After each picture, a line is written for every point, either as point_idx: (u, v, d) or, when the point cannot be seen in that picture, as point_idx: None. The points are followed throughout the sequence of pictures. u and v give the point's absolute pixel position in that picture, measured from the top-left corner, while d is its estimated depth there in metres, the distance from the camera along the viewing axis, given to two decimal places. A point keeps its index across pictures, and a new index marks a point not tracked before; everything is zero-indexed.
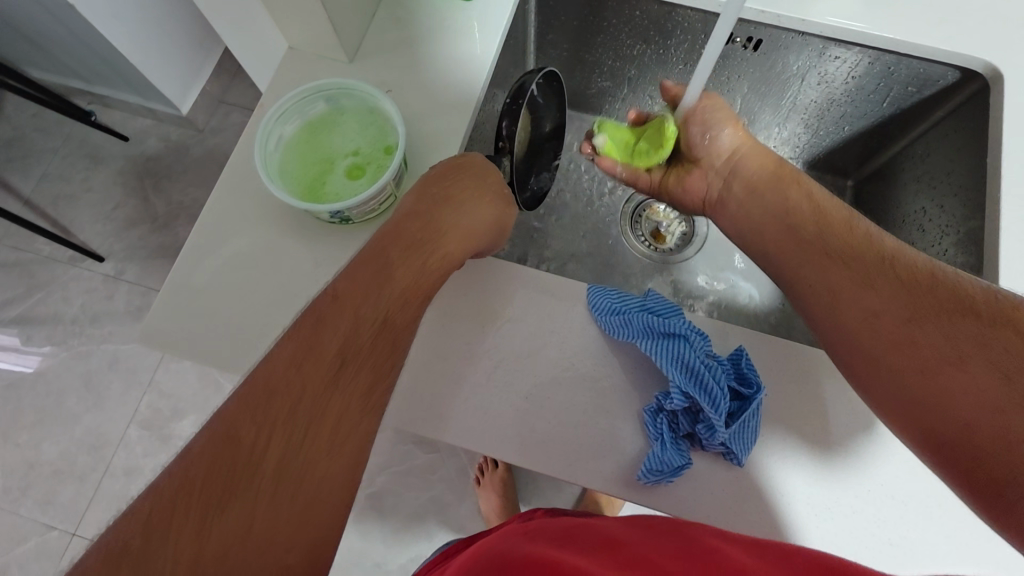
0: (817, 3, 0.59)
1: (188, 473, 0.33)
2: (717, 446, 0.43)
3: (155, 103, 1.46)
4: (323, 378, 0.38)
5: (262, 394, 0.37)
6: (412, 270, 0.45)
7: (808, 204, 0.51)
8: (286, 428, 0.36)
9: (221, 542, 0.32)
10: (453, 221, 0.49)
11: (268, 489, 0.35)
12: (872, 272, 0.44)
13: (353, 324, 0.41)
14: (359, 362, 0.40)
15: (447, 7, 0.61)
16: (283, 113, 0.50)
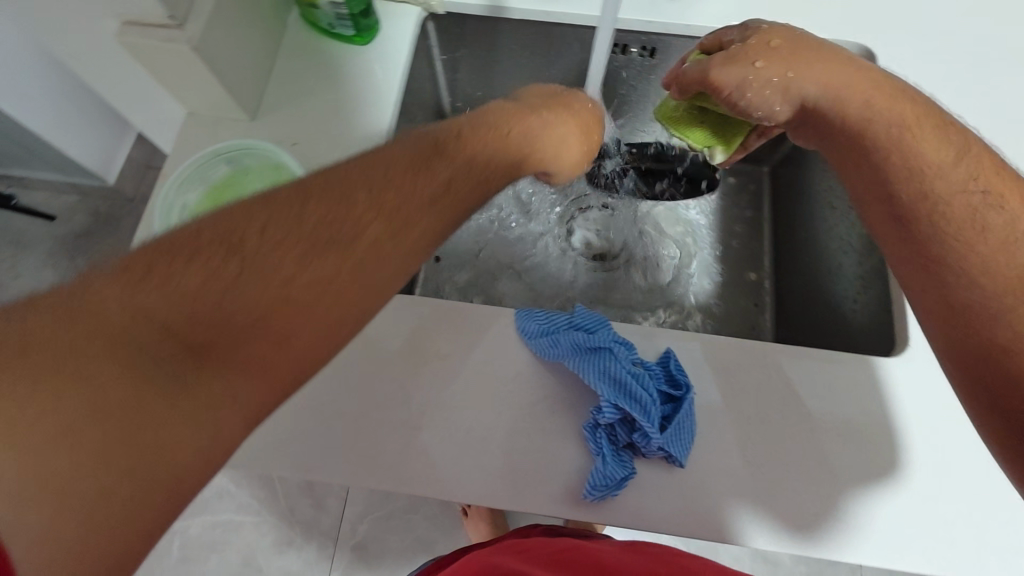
0: (701, 10, 0.62)
1: (248, 237, 0.31)
2: (657, 452, 0.43)
3: (78, 177, 1.41)
4: (399, 214, 0.35)
5: (348, 203, 0.33)
6: (499, 143, 0.42)
7: (895, 123, 0.43)
8: (350, 243, 0.33)
9: (255, 314, 0.30)
10: (534, 128, 0.45)
11: (313, 297, 0.31)
12: (963, 241, 0.39)
13: (444, 174, 0.37)
14: (429, 212, 0.36)
15: (344, 53, 0.61)
16: (184, 181, 0.50)
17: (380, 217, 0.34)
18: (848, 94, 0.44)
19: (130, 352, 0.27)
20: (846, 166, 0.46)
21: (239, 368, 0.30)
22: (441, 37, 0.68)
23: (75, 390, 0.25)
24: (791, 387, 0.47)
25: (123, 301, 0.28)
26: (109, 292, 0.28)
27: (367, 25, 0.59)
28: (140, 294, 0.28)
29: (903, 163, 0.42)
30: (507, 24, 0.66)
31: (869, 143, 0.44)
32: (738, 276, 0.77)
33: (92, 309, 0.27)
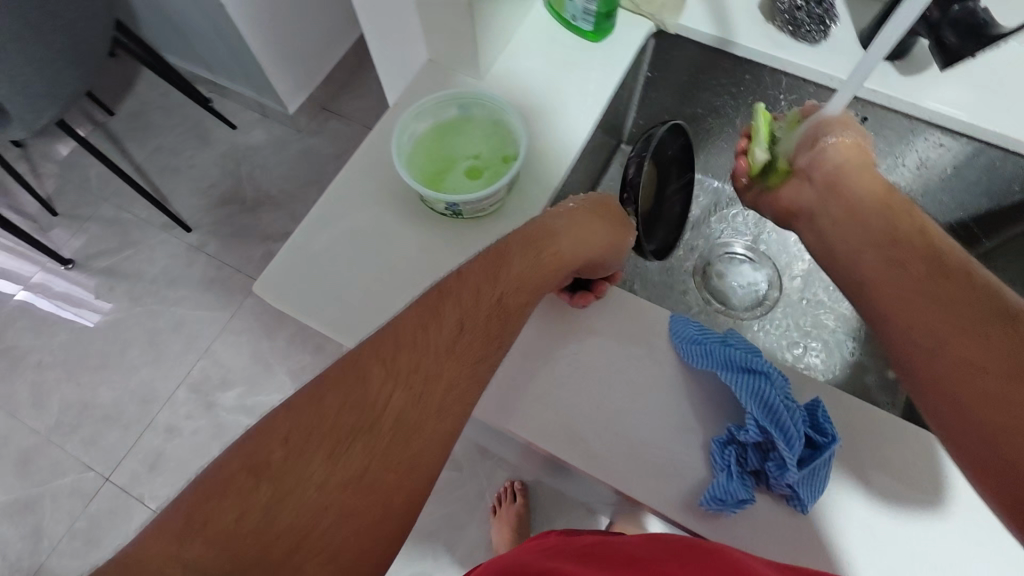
0: (933, 91, 0.61)
1: (324, 409, 0.37)
2: (784, 488, 0.43)
3: (268, 101, 1.73)
4: (444, 347, 0.42)
5: (404, 348, 0.41)
6: (533, 256, 0.49)
7: (879, 211, 0.52)
8: (417, 385, 0.40)
9: (344, 470, 0.35)
10: (564, 233, 0.51)
11: (388, 435, 0.38)
12: (936, 292, 0.43)
13: (475, 288, 0.45)
14: (469, 337, 0.43)
15: (574, 45, 0.66)
16: (420, 113, 0.55)
17: (427, 380, 0.40)
18: (858, 164, 0.56)
19: (253, 526, 0.33)
20: (841, 260, 0.53)
21: (349, 492, 0.35)
22: (655, 56, 0.72)
23: (212, 549, 0.32)
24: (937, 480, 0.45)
25: (223, 513, 0.33)
26: (213, 495, 0.34)
27: (605, 26, 0.64)
28: (233, 501, 0.33)
29: (903, 233, 0.49)
30: (726, 59, 0.68)
31: (874, 236, 0.50)
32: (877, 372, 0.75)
33: (199, 519, 0.33)
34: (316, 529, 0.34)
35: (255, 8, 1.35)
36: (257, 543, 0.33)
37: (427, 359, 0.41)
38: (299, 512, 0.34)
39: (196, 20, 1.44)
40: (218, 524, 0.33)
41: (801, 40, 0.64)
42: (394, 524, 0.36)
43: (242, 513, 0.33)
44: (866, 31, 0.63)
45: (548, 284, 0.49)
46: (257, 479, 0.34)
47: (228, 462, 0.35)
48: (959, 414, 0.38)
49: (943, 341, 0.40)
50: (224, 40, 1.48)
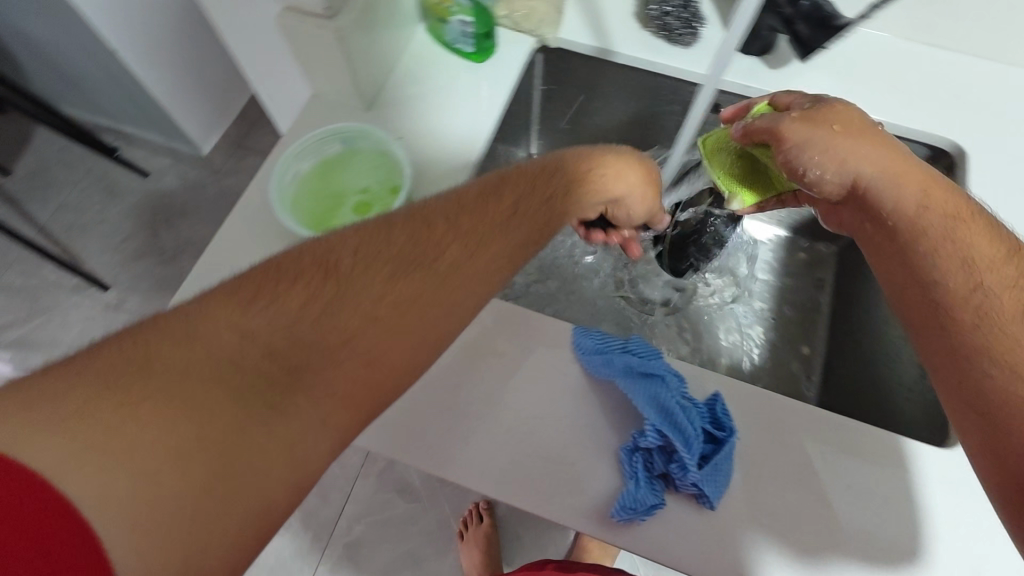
0: (799, 83, 0.65)
1: (361, 266, 0.39)
2: (691, 487, 0.44)
3: (178, 142, 1.66)
4: (481, 222, 0.43)
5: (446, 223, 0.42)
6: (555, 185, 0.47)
7: (942, 215, 0.44)
8: (447, 257, 0.41)
9: (365, 320, 0.38)
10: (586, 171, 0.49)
11: (416, 300, 0.40)
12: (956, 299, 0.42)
13: (512, 188, 0.45)
14: (498, 232, 0.43)
15: (458, 67, 0.66)
16: (301, 152, 0.54)
17: (461, 248, 0.42)
18: (903, 171, 0.45)
19: (275, 341, 0.36)
20: (884, 262, 0.47)
21: (365, 348, 0.38)
22: (545, 70, 0.73)
23: (234, 339, 0.35)
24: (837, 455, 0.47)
25: (256, 314, 0.36)
26: (248, 296, 0.37)
27: (486, 46, 0.65)
28: (267, 314, 0.36)
29: (931, 236, 0.44)
30: (610, 67, 0.70)
31: (918, 232, 0.44)
32: (792, 352, 0.79)
33: (233, 310, 0.36)
34: (340, 376, 0.37)
35: (147, 52, 1.29)
36: (286, 389, 0.35)
37: (466, 233, 0.42)
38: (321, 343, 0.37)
39: (84, 68, 1.36)
40: (264, 311, 0.36)
41: (675, 44, 0.67)
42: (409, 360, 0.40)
43: (266, 329, 0.36)
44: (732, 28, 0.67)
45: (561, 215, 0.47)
46: (300, 279, 0.37)
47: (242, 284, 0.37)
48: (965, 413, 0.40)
49: (971, 344, 0.41)
50: (119, 87, 1.41)
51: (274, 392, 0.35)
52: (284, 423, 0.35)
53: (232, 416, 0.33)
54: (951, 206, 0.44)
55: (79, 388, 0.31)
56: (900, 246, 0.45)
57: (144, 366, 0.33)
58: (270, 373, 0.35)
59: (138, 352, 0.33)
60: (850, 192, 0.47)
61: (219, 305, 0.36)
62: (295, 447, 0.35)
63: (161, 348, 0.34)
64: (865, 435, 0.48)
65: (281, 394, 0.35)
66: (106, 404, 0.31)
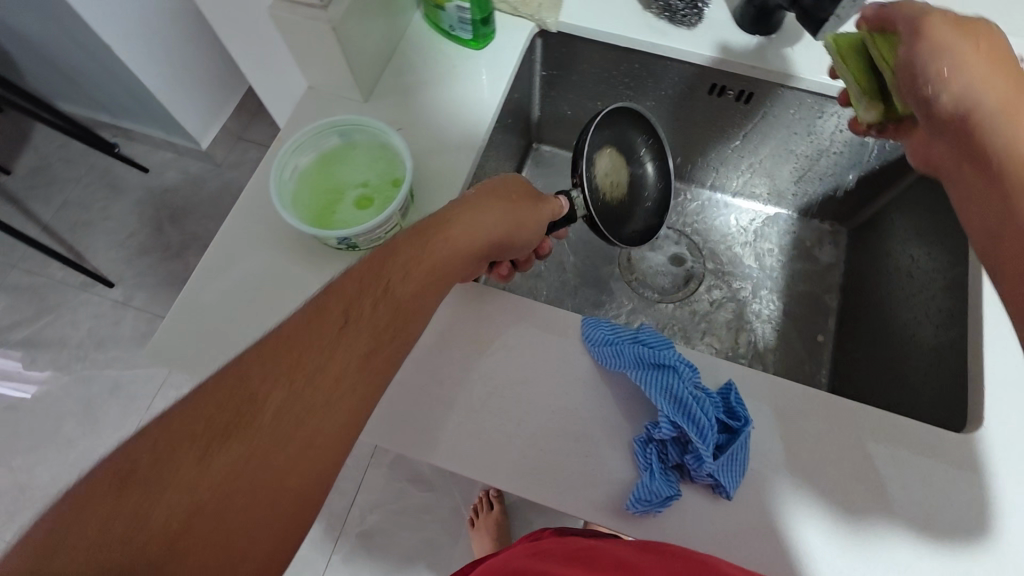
0: (811, 62, 0.63)
1: (201, 423, 0.35)
2: (706, 477, 0.43)
3: (178, 138, 1.65)
4: (328, 335, 0.39)
5: (295, 356, 0.38)
6: (434, 252, 0.44)
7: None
8: (296, 373, 0.38)
9: (235, 454, 0.35)
10: (476, 233, 0.47)
11: (272, 426, 0.36)
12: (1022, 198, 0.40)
13: (365, 284, 0.42)
14: (360, 325, 0.40)
15: (457, 54, 0.65)
16: (299, 145, 0.53)
17: (302, 363, 0.38)
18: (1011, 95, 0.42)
19: (114, 548, 0.31)
20: (969, 181, 0.44)
21: (243, 483, 0.34)
22: (546, 54, 0.72)
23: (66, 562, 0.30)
24: (857, 446, 0.46)
25: (113, 526, 0.32)
26: (67, 530, 0.31)
27: (484, 32, 0.63)
28: (122, 517, 0.32)
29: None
30: (613, 51, 0.68)
31: (1013, 137, 0.42)
32: (804, 334, 0.78)
33: (61, 545, 0.31)
34: (271, 440, 0.36)
35: (143, 45, 1.28)
36: (183, 481, 0.33)
37: (323, 349, 0.39)
38: (199, 499, 0.33)
39: (81, 63, 1.35)
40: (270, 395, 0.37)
41: (678, 25, 0.65)
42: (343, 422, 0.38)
43: (130, 534, 0.32)
44: (738, 6, 0.65)
45: (449, 280, 0.45)
46: (121, 487, 0.33)
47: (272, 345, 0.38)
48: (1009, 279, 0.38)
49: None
50: (117, 83, 1.40)
51: (177, 529, 0.33)
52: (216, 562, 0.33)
53: (177, 498, 0.33)
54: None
55: (126, 492, 0.33)
56: (993, 174, 0.42)
57: (128, 484, 0.33)
58: (257, 440, 0.35)
59: (192, 417, 0.35)
60: (954, 125, 0.44)
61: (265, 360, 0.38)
62: (236, 531, 0.34)
63: (187, 432, 0.35)
64: (883, 421, 0.47)
65: (230, 457, 0.35)
66: (140, 501, 0.32)
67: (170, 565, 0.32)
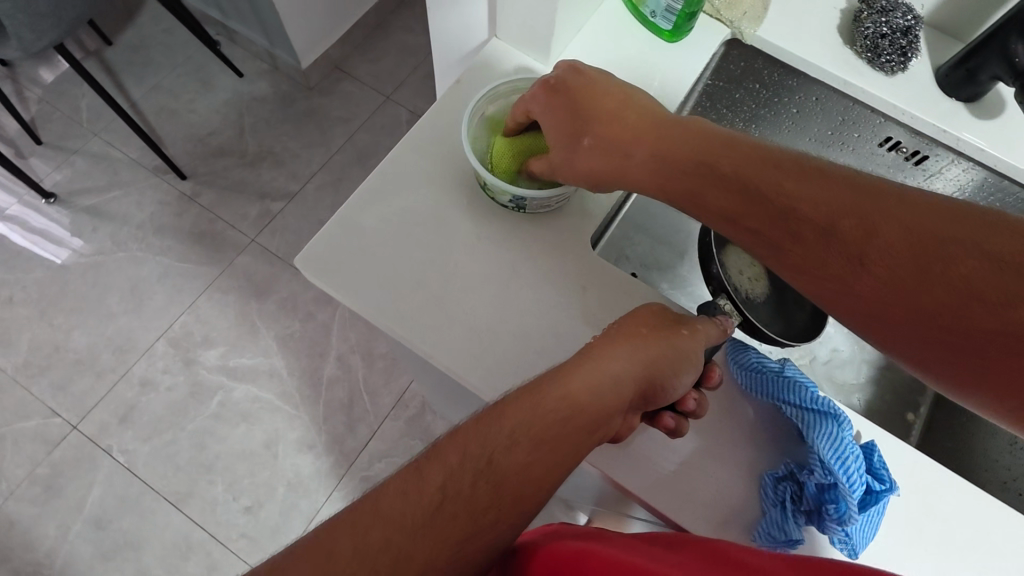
0: (1004, 141, 0.61)
1: (400, 510, 0.36)
2: (839, 532, 0.41)
3: (283, 51, 1.65)
4: (507, 443, 0.38)
5: (475, 461, 0.38)
6: (594, 383, 0.41)
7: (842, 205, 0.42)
8: (484, 482, 0.37)
9: (417, 544, 0.35)
10: (616, 369, 0.42)
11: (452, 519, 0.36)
12: (951, 225, 0.40)
13: (535, 396, 0.40)
14: (538, 446, 0.39)
15: (648, 42, 0.63)
16: (495, 95, 0.53)
17: (488, 464, 0.38)
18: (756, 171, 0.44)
19: None
20: (824, 276, 0.43)
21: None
22: None
23: None
24: (980, 536, 0.45)
25: None
26: None
27: (685, 27, 0.62)
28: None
29: (829, 241, 0.42)
30: (795, 78, 0.67)
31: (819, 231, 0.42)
32: (895, 412, 0.75)
33: None
34: (436, 541, 0.36)
35: None
36: (365, 560, 0.34)
37: (500, 454, 0.38)
38: None
39: None
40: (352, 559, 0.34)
41: (877, 69, 0.63)
42: None
43: None
44: (942, 68, 0.63)
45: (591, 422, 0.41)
46: (329, 557, 0.34)
47: (380, 500, 0.37)
48: (892, 319, 0.41)
49: (968, 271, 0.38)
50: None
51: None
52: None
53: None
54: (782, 164, 0.44)
55: None
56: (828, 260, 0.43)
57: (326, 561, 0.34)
58: None
59: (343, 532, 0.35)
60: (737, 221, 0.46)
61: (374, 520, 0.36)
62: None
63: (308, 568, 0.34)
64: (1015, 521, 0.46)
65: (400, 552, 0.35)
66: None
67: None
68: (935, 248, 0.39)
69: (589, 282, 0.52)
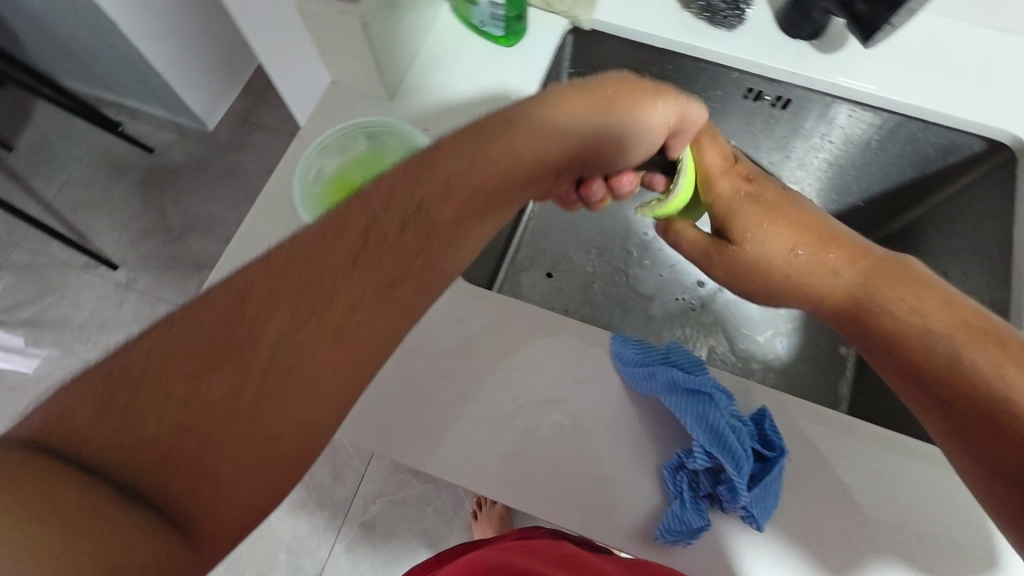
0: (854, 71, 0.61)
1: (234, 325, 0.33)
2: (739, 509, 0.43)
3: (184, 118, 1.61)
4: (342, 260, 0.36)
5: (298, 268, 0.35)
6: (445, 189, 0.40)
7: (892, 296, 0.49)
8: (297, 292, 0.35)
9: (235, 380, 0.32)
10: (514, 150, 0.44)
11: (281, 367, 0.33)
12: (969, 334, 0.45)
13: (374, 204, 0.38)
14: (376, 258, 0.37)
15: (487, 51, 0.62)
16: (325, 147, 0.51)
17: (319, 291, 0.35)
18: (814, 266, 0.53)
19: (112, 437, 0.30)
20: (863, 331, 0.50)
21: (235, 435, 0.32)
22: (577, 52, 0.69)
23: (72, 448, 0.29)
24: (887, 475, 0.46)
25: (85, 411, 0.30)
26: (101, 396, 0.31)
27: (518, 28, 0.60)
28: (110, 421, 0.30)
29: (868, 305, 0.50)
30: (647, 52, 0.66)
31: (860, 304, 0.51)
32: (826, 350, 0.76)
33: (72, 433, 0.29)
34: (262, 386, 0.33)
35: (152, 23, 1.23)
36: (170, 414, 0.31)
37: (330, 283, 0.35)
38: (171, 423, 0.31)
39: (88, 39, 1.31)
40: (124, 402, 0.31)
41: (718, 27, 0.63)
42: (291, 440, 0.34)
43: (112, 434, 0.30)
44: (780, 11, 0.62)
45: (456, 236, 0.41)
46: (117, 390, 0.31)
47: (161, 335, 0.32)
48: (913, 390, 0.46)
49: (951, 366, 0.44)
50: (124, 60, 1.36)
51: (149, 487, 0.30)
52: (205, 522, 0.31)
53: (167, 415, 0.31)
54: (881, 264, 0.51)
55: (67, 416, 0.30)
56: (894, 355, 0.48)
57: (121, 385, 0.31)
58: (169, 438, 0.31)
59: (116, 388, 0.31)
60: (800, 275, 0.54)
61: (150, 362, 0.32)
62: (129, 535, 0.27)
63: (115, 393, 0.31)
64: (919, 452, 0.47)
65: (222, 384, 0.32)
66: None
67: (165, 491, 0.30)
68: (931, 343, 0.46)
69: (466, 312, 0.51)
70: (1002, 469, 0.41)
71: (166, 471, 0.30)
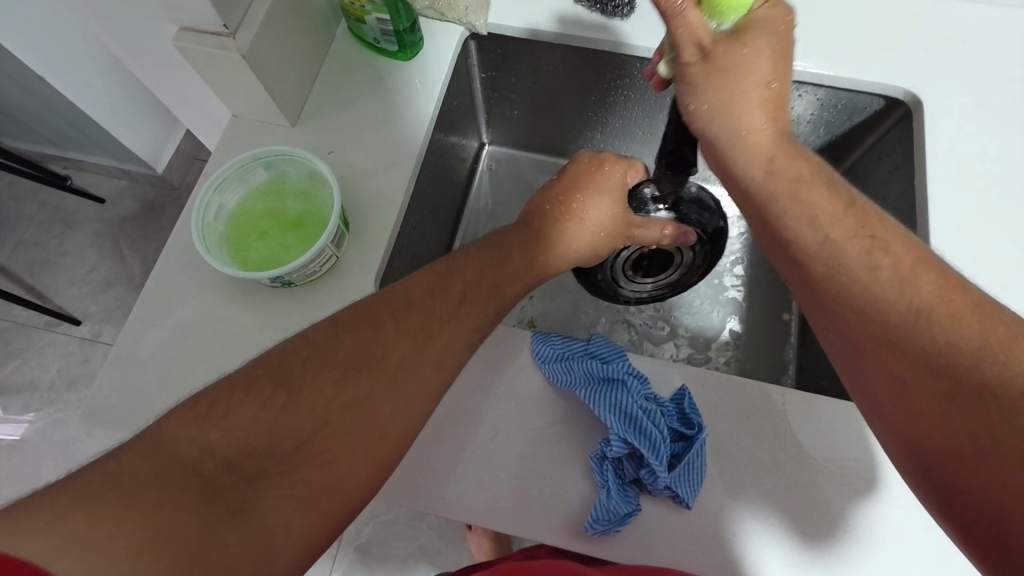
0: None
1: (337, 350, 0.40)
2: (664, 490, 0.44)
3: (130, 165, 1.59)
4: (450, 307, 0.45)
5: (399, 311, 0.43)
6: (500, 275, 0.50)
7: (824, 199, 0.44)
8: (402, 336, 0.42)
9: (347, 396, 0.39)
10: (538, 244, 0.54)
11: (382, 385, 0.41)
12: (970, 322, 0.37)
13: (469, 281, 0.47)
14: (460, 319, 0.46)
15: (387, 67, 0.62)
16: (221, 182, 0.51)
17: (409, 335, 0.42)
18: (761, 150, 0.46)
19: (242, 438, 0.35)
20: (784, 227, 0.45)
21: (338, 452, 0.37)
22: (484, 56, 0.69)
23: (201, 441, 0.34)
24: (812, 434, 0.46)
25: (229, 421, 0.35)
26: (211, 410, 0.35)
27: (413, 40, 0.61)
28: (235, 420, 0.35)
29: (793, 203, 0.45)
30: (549, 49, 0.66)
31: (777, 193, 0.45)
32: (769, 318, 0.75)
33: (206, 419, 0.35)
34: (364, 416, 0.39)
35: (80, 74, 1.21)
36: (288, 430, 0.36)
37: (420, 337, 0.43)
38: (293, 426, 0.36)
39: (19, 98, 1.29)
40: (219, 432, 0.34)
41: (611, 16, 0.63)
42: (371, 471, 0.39)
43: (245, 426, 0.35)
44: None
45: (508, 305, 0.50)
46: (276, 388, 0.37)
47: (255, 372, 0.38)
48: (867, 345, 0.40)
49: (938, 357, 0.37)
50: (58, 115, 1.34)
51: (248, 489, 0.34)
52: (290, 520, 0.35)
53: (281, 427, 0.36)
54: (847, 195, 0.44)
55: (182, 425, 0.34)
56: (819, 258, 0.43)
57: (272, 386, 0.37)
58: (284, 451, 0.36)
59: (260, 384, 0.37)
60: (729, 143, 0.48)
61: (243, 393, 0.36)
62: (276, 515, 0.34)
63: (239, 396, 0.36)
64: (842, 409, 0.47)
65: (321, 408, 0.38)
66: (130, 505, 0.30)
67: (267, 491, 0.34)
68: (924, 326, 0.37)
69: None
70: (943, 475, 0.36)
71: (262, 473, 0.35)
